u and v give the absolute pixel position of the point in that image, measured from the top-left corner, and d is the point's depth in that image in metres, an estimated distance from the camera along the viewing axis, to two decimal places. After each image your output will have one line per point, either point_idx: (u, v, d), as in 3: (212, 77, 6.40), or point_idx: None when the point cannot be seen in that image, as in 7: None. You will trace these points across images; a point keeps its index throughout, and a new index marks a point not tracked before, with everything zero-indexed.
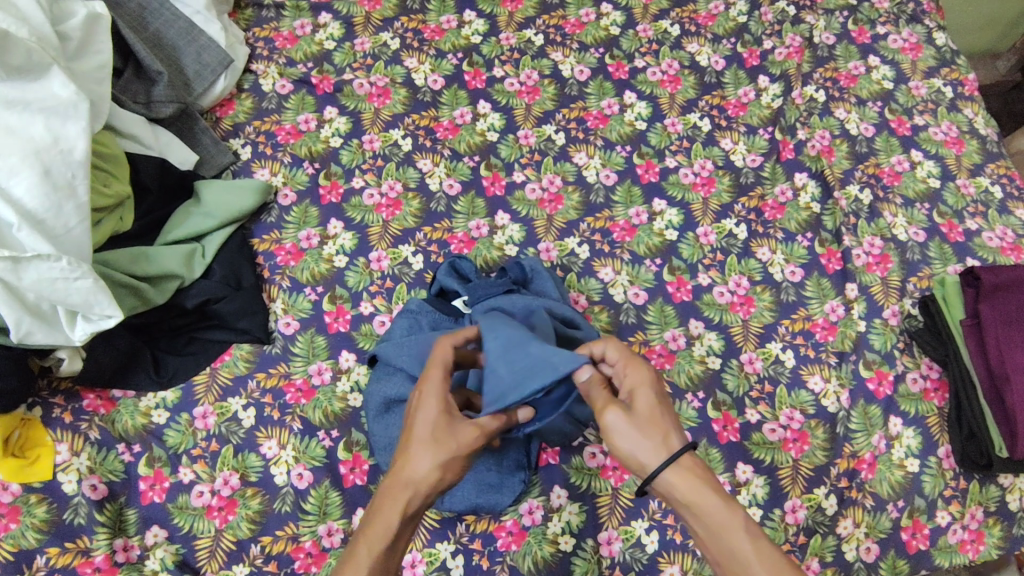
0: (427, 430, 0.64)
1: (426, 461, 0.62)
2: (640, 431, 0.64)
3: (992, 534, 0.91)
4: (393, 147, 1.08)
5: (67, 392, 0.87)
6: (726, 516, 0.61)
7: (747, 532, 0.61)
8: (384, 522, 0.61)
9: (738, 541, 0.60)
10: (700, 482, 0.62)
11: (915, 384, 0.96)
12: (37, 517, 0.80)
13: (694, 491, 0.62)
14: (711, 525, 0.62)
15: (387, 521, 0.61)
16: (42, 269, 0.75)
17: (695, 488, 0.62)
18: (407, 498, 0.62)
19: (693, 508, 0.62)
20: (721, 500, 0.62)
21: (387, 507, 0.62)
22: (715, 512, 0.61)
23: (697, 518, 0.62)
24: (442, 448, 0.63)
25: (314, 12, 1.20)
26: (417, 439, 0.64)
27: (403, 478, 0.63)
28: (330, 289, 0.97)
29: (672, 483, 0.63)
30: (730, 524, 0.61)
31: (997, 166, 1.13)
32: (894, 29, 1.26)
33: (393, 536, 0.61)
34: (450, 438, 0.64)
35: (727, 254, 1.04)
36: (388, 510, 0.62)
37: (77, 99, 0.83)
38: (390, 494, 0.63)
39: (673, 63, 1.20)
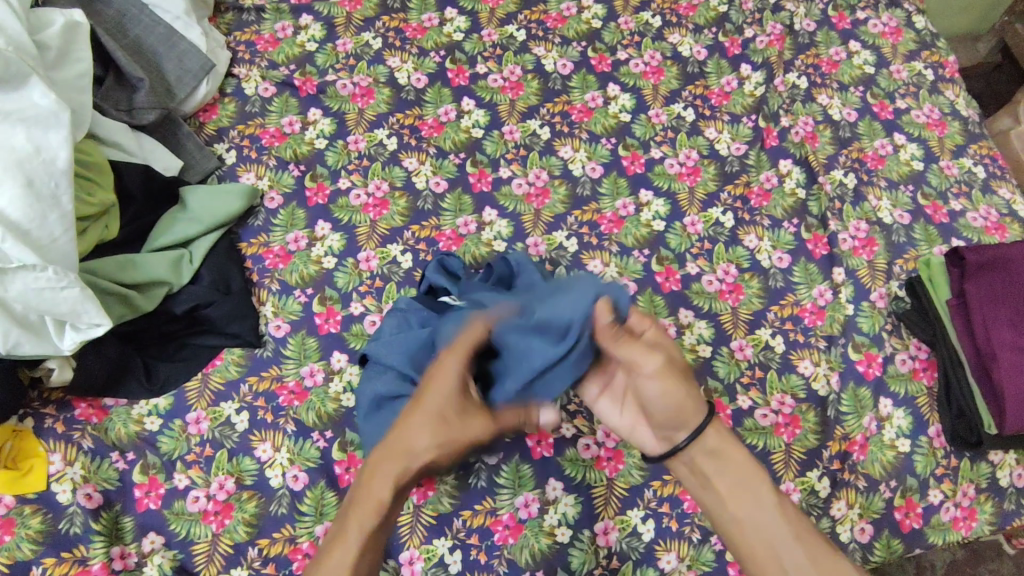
0: (440, 411, 0.65)
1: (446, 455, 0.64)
2: (672, 404, 0.67)
3: (985, 511, 0.91)
4: (378, 146, 1.08)
5: (59, 401, 0.87)
6: (753, 469, 0.66)
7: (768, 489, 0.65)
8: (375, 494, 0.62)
9: (763, 495, 0.65)
10: (730, 444, 0.68)
11: (904, 365, 0.97)
12: (33, 528, 0.80)
13: (724, 444, 0.67)
14: (738, 480, 0.66)
15: (377, 491, 0.62)
16: (29, 280, 0.75)
17: (726, 445, 0.67)
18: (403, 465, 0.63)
19: (726, 466, 0.67)
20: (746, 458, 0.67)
21: (382, 476, 0.63)
22: (744, 470, 0.66)
23: (722, 473, 0.67)
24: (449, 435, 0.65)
25: (294, 14, 1.19)
26: (425, 420, 0.65)
27: (408, 440, 0.64)
28: (320, 291, 0.97)
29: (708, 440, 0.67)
30: (754, 473, 0.66)
31: (979, 146, 1.14)
32: (874, 14, 1.27)
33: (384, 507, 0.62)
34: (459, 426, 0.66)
35: (714, 242, 1.04)
36: (384, 487, 0.62)
37: (58, 108, 0.83)
38: (398, 461, 0.63)
39: (655, 54, 1.20)
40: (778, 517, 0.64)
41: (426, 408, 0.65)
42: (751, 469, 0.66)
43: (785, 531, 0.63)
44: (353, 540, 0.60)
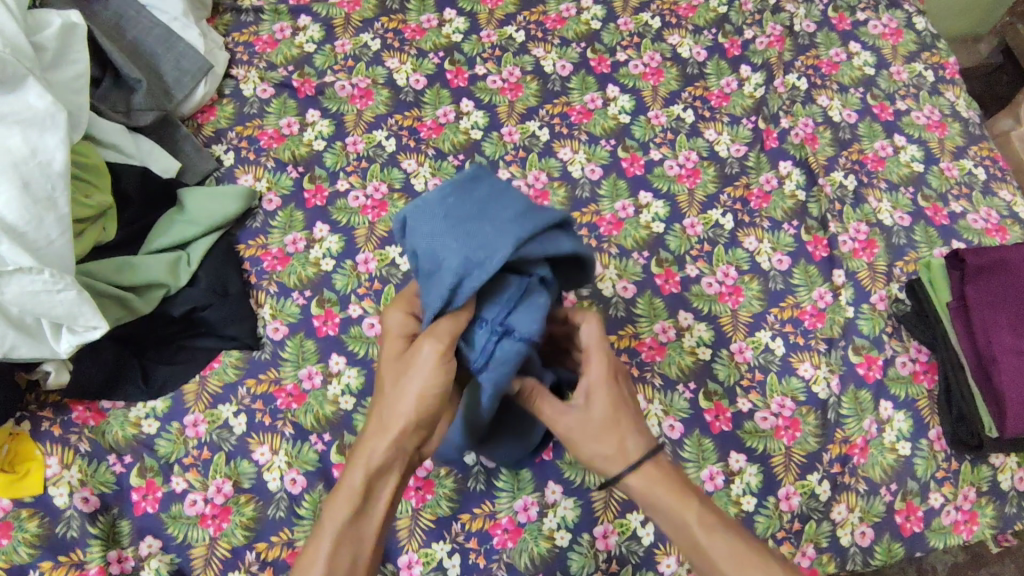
0: (389, 373, 0.64)
1: (409, 406, 0.61)
2: (596, 440, 0.66)
3: (986, 514, 0.91)
4: (377, 148, 1.08)
5: (55, 404, 0.86)
6: (675, 502, 0.65)
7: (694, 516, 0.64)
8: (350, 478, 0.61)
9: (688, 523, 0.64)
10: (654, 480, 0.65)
11: (904, 367, 0.96)
12: (30, 532, 0.79)
13: (651, 485, 0.65)
14: (669, 522, 0.65)
15: (350, 479, 0.61)
16: (25, 281, 0.75)
17: (652, 483, 0.65)
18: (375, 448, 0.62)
19: (658, 508, 0.66)
20: (668, 494, 0.65)
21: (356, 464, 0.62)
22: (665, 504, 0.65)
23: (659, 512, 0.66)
24: (401, 387, 0.62)
25: (293, 15, 1.19)
26: (380, 389, 0.64)
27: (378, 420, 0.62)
28: (318, 293, 0.97)
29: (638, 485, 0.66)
30: (681, 509, 0.65)
31: (980, 148, 1.14)
32: (874, 15, 1.26)
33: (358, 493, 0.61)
34: (409, 369, 0.62)
35: (714, 244, 1.04)
36: (352, 469, 0.62)
37: (54, 109, 0.82)
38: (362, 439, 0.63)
39: (655, 55, 1.20)
40: (716, 552, 0.63)
41: (381, 379, 0.65)
42: (678, 505, 0.65)
43: (726, 562, 0.63)
44: (329, 530, 0.61)
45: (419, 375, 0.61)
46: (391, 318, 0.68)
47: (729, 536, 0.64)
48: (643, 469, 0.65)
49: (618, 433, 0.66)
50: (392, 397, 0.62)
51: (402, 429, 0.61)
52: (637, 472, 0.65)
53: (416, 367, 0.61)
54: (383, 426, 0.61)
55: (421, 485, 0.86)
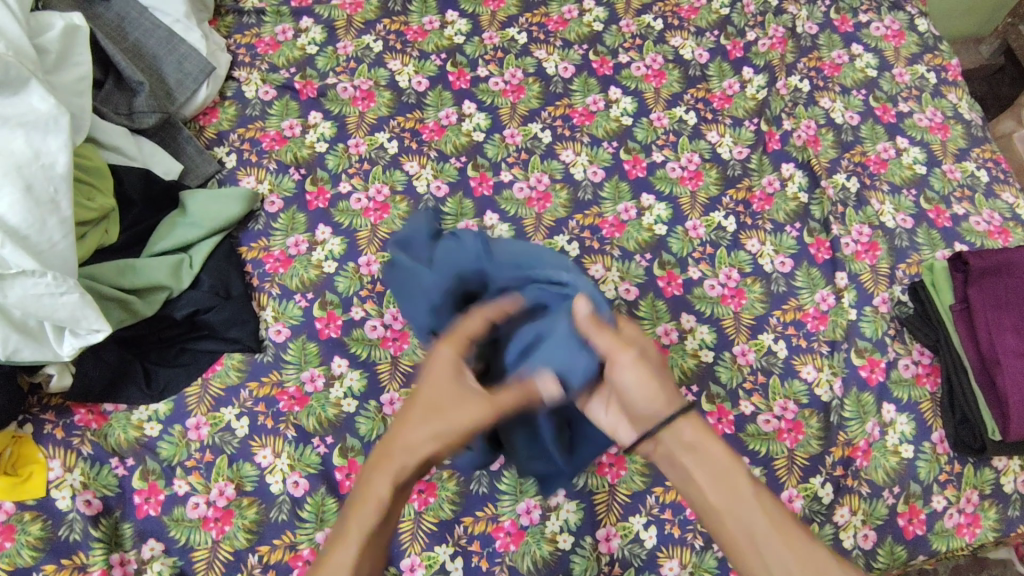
0: (430, 394, 0.61)
1: (434, 443, 0.59)
2: (643, 398, 0.65)
3: (989, 517, 0.91)
4: (379, 150, 1.08)
5: (58, 407, 0.86)
6: (727, 458, 0.63)
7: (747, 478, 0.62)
8: (372, 490, 0.58)
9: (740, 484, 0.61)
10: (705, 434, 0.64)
11: (907, 370, 0.96)
12: (32, 535, 0.79)
13: (698, 437, 0.63)
14: (714, 474, 0.62)
15: (376, 491, 0.58)
16: (28, 286, 0.75)
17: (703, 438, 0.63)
18: (400, 466, 0.58)
19: (701, 459, 0.63)
20: (721, 448, 0.63)
21: (379, 477, 0.58)
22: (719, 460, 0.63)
23: (701, 464, 0.63)
24: (442, 417, 0.60)
25: (295, 16, 1.19)
26: (417, 409, 0.61)
27: (406, 442, 0.59)
28: (320, 295, 0.97)
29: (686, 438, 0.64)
30: (732, 467, 0.62)
31: (983, 150, 1.14)
32: (877, 17, 1.26)
33: (383, 509, 0.57)
34: (455, 409, 0.60)
35: (716, 247, 1.04)
36: (379, 483, 0.58)
37: (57, 112, 0.82)
38: (383, 461, 0.59)
39: (657, 57, 1.20)
40: (759, 511, 0.60)
41: (414, 399, 0.61)
42: (727, 463, 0.62)
43: (765, 525, 0.60)
44: (354, 536, 0.57)
45: (463, 414, 0.60)
46: (443, 351, 0.64)
47: (770, 504, 0.61)
48: (688, 422, 0.64)
49: (665, 395, 0.64)
50: (428, 423, 0.60)
51: (416, 462, 0.59)
52: (675, 425, 0.63)
53: (464, 407, 0.60)
54: (416, 452, 0.59)
55: (424, 488, 0.86)
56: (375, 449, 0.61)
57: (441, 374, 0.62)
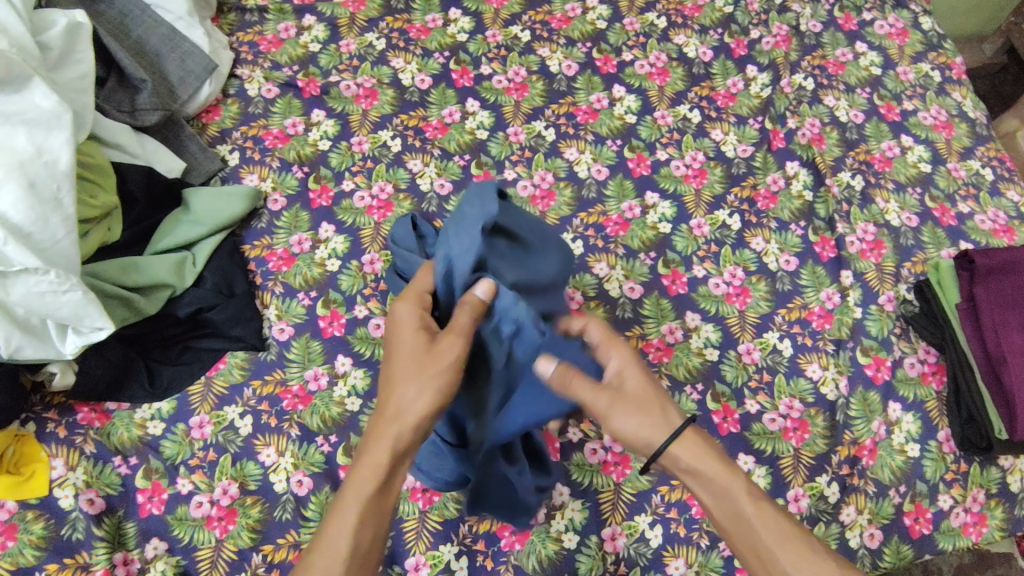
0: (409, 358, 0.64)
1: (425, 397, 0.62)
2: (639, 413, 0.66)
3: (995, 516, 0.90)
4: (382, 148, 1.07)
5: (60, 406, 0.86)
6: (728, 476, 0.65)
7: (748, 494, 0.65)
8: (370, 456, 0.61)
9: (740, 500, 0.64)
10: (703, 448, 0.66)
11: (913, 369, 0.96)
12: (35, 534, 0.79)
13: (700, 459, 0.66)
14: (716, 493, 0.66)
15: (375, 460, 0.61)
16: (30, 283, 0.75)
17: (698, 452, 0.66)
18: (395, 431, 0.62)
19: (701, 478, 0.66)
20: (720, 463, 0.66)
21: (376, 442, 0.62)
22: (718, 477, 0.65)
23: (701, 485, 0.66)
24: (420, 376, 0.63)
25: (298, 14, 1.19)
26: (399, 373, 0.64)
27: (396, 405, 0.63)
28: (324, 294, 0.96)
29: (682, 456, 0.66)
30: (732, 484, 0.65)
31: (987, 148, 1.14)
32: (881, 15, 1.26)
33: (383, 473, 0.61)
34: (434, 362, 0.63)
35: (721, 245, 1.04)
36: (376, 450, 0.61)
37: (60, 109, 0.82)
38: (376, 430, 0.63)
39: (661, 55, 1.19)
40: (760, 526, 0.64)
41: (396, 365, 0.64)
42: (726, 479, 0.65)
43: (770, 537, 0.63)
44: (353, 504, 0.60)
45: (442, 362, 0.63)
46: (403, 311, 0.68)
47: (771, 515, 0.64)
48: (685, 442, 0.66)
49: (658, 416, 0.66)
50: (417, 386, 0.62)
51: (419, 418, 0.62)
52: (679, 444, 0.65)
53: (437, 359, 0.63)
54: (405, 416, 0.62)
55: (428, 487, 0.86)
56: (369, 422, 0.64)
57: (408, 340, 0.65)
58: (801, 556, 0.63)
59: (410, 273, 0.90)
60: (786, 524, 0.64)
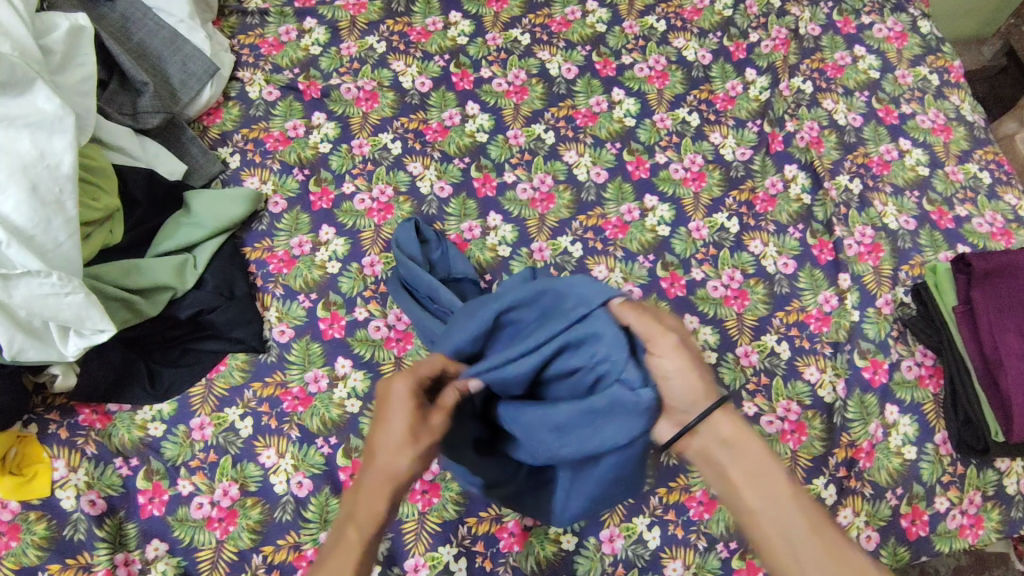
0: (402, 422, 0.61)
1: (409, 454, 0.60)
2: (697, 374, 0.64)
3: (992, 518, 0.91)
4: (383, 150, 1.08)
5: (62, 407, 0.86)
6: (770, 459, 0.61)
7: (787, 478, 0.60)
8: (372, 508, 0.59)
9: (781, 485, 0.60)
10: (744, 427, 0.63)
11: (910, 371, 0.97)
12: (37, 534, 0.79)
13: (740, 433, 0.62)
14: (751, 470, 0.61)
15: (373, 507, 0.59)
16: (33, 286, 0.75)
17: (740, 432, 0.62)
18: (389, 484, 0.60)
19: (737, 452, 0.62)
20: (762, 445, 0.62)
21: (372, 495, 0.60)
22: (757, 455, 0.61)
23: (737, 460, 0.61)
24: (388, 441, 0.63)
25: (299, 17, 1.19)
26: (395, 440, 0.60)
27: (382, 465, 0.60)
28: (324, 296, 0.97)
29: (719, 423, 0.63)
30: (773, 467, 0.60)
31: (985, 151, 1.14)
32: (880, 18, 1.26)
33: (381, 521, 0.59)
34: (425, 431, 0.62)
35: (719, 248, 1.04)
36: (373, 500, 0.59)
37: (63, 112, 0.82)
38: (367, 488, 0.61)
39: (660, 58, 1.20)
40: (799, 512, 0.58)
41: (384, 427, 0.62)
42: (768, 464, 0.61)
43: (801, 518, 0.58)
44: (355, 548, 0.58)
45: (433, 435, 0.62)
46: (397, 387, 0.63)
47: (808, 505, 0.59)
48: (726, 417, 0.63)
49: (705, 388, 0.64)
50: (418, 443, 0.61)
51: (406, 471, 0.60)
52: (718, 417, 0.63)
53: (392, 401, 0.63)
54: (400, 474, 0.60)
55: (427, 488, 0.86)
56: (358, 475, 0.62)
57: (401, 403, 0.62)
58: (839, 551, 0.56)
59: (416, 282, 0.92)
60: (824, 521, 0.58)
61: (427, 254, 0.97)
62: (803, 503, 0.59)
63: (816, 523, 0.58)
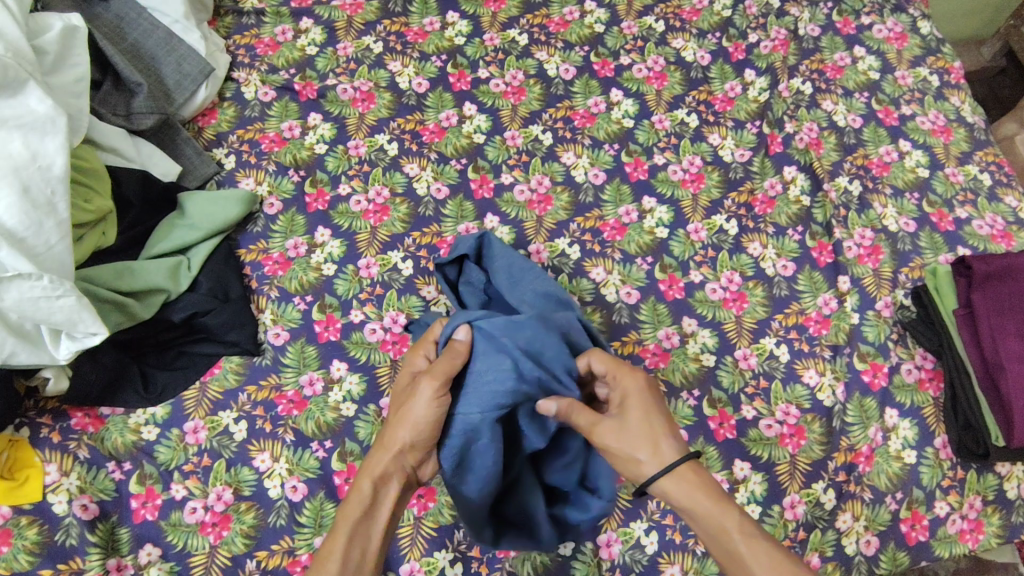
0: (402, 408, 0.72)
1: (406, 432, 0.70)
2: (642, 433, 0.68)
3: (991, 523, 0.90)
4: (379, 151, 1.07)
5: (54, 411, 0.86)
6: (720, 509, 0.65)
7: (741, 533, 0.64)
8: (358, 489, 0.69)
9: (733, 539, 0.64)
10: (695, 487, 0.66)
11: (910, 375, 0.96)
12: (29, 539, 0.78)
13: (692, 495, 0.66)
14: (709, 530, 0.65)
15: (361, 488, 0.69)
16: (24, 288, 0.74)
17: (689, 490, 0.66)
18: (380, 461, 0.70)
19: (696, 512, 0.66)
20: (711, 501, 0.65)
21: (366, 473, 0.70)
22: (710, 511, 0.65)
23: (694, 520, 0.66)
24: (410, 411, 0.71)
25: (295, 17, 1.18)
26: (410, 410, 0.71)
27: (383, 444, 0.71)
28: (319, 298, 0.96)
29: (677, 482, 0.67)
30: (721, 514, 0.65)
31: (985, 153, 1.13)
32: (879, 19, 1.26)
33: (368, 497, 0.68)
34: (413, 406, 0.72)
35: (718, 250, 1.03)
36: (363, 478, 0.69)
37: (55, 114, 0.82)
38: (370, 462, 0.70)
39: (658, 59, 1.19)
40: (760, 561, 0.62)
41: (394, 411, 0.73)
42: (718, 512, 0.65)
43: (762, 569, 0.62)
44: (343, 527, 0.67)
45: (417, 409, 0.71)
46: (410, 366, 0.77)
47: (765, 553, 0.63)
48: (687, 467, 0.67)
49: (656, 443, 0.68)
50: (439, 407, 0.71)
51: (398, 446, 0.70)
52: (676, 473, 0.67)
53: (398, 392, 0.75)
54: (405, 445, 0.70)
55: (423, 493, 0.85)
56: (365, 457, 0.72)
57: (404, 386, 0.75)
58: None
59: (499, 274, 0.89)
60: (784, 561, 0.62)
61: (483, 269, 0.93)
62: (760, 550, 0.63)
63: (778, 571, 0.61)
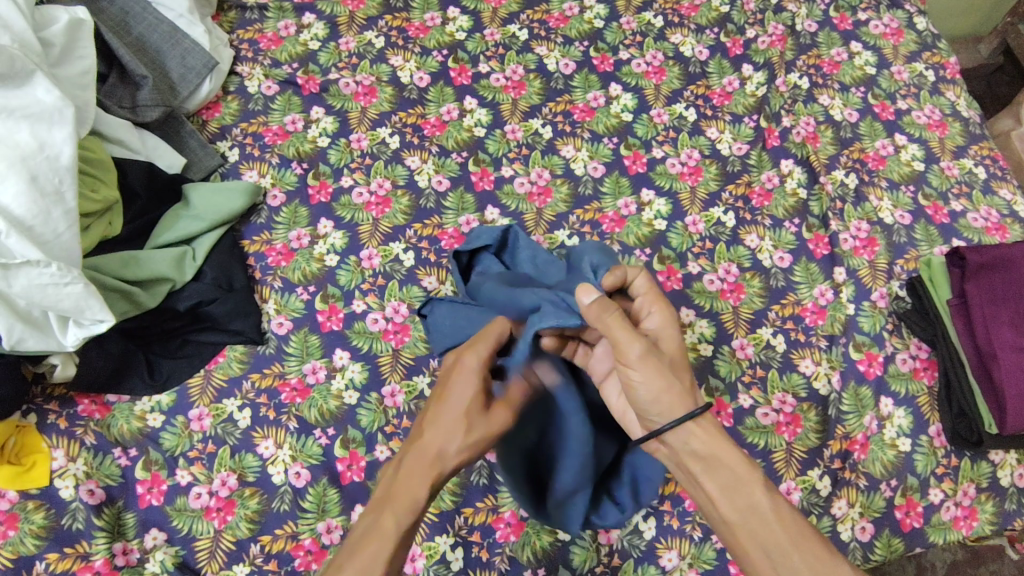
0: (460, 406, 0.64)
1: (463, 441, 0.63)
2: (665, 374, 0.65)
3: (985, 510, 0.91)
4: (381, 145, 1.08)
5: (61, 397, 0.87)
6: (744, 469, 0.63)
7: (765, 489, 0.62)
8: (416, 493, 0.61)
9: (756, 497, 0.62)
10: (721, 440, 0.64)
11: (905, 364, 0.97)
12: (36, 523, 0.80)
13: (714, 446, 0.64)
14: (730, 485, 0.63)
15: (416, 490, 0.61)
16: (32, 275, 0.75)
17: (713, 442, 0.64)
18: (435, 465, 0.62)
19: (716, 467, 0.64)
20: (738, 457, 0.64)
21: (417, 476, 0.62)
22: (735, 466, 0.63)
23: (710, 474, 0.64)
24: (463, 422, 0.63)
25: (297, 12, 1.20)
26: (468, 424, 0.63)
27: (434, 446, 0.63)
28: (322, 289, 0.97)
29: (696, 433, 0.64)
30: (747, 476, 0.63)
31: (980, 147, 1.15)
32: (876, 15, 1.27)
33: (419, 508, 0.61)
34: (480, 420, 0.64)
35: (716, 242, 1.05)
36: (415, 483, 0.61)
37: (62, 104, 0.83)
38: (417, 466, 0.62)
39: (657, 54, 1.20)
40: (775, 522, 0.61)
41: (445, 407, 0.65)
42: (745, 473, 0.63)
43: (785, 536, 0.61)
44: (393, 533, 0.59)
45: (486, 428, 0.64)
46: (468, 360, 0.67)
47: (789, 521, 0.61)
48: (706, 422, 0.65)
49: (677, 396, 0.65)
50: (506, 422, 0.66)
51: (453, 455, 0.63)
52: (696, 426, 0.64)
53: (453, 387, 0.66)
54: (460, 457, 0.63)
55: None
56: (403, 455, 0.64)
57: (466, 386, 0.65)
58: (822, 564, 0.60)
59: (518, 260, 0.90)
60: (807, 531, 0.61)
61: (502, 261, 0.92)
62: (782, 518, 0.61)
63: (796, 540, 0.60)
